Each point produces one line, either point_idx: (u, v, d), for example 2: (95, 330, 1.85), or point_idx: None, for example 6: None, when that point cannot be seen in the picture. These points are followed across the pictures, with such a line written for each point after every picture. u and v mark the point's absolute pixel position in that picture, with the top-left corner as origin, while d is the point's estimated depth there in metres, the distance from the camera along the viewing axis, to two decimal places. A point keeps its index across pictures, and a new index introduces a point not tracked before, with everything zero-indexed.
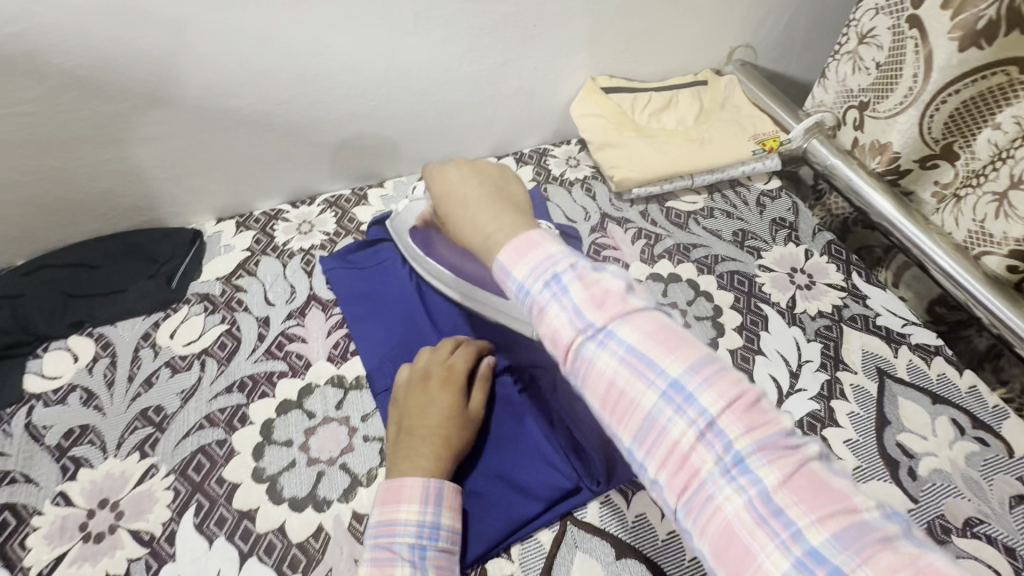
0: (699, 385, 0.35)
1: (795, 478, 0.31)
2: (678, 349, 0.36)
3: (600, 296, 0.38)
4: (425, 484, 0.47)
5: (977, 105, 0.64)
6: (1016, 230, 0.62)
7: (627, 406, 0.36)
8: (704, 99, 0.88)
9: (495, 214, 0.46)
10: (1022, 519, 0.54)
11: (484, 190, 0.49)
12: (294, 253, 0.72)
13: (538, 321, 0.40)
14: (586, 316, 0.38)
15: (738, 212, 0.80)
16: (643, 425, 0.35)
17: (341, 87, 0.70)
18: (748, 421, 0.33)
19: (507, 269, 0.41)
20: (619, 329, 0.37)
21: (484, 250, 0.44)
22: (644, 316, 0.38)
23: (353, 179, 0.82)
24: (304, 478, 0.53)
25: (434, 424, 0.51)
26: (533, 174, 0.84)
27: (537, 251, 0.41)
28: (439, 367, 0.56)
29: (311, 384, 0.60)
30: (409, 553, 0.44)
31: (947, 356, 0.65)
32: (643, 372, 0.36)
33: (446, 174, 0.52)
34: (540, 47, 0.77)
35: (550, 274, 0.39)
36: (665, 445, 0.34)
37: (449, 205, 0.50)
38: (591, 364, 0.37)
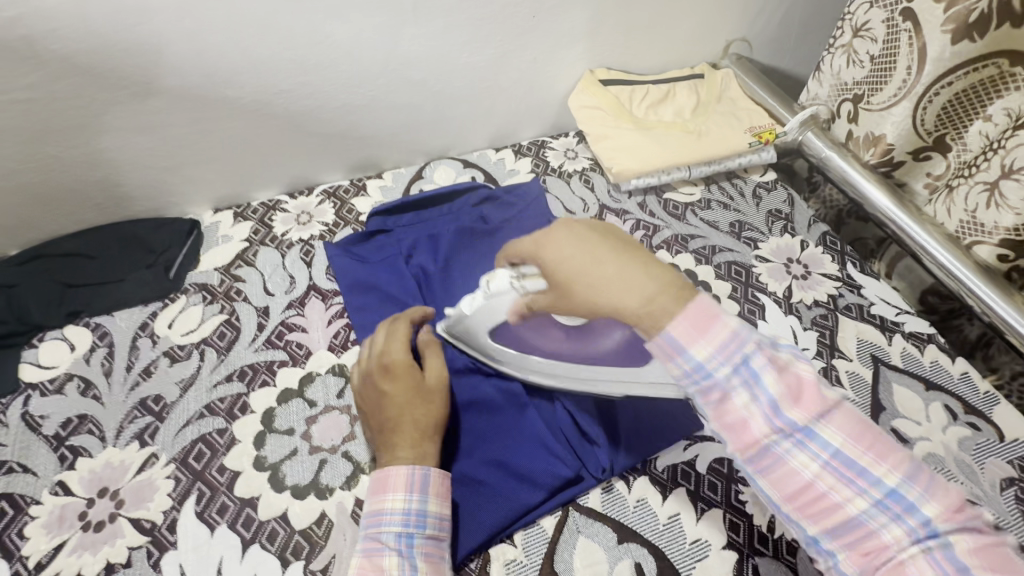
0: (919, 494, 0.34)
1: (992, 558, 0.32)
2: (887, 454, 0.36)
3: (797, 390, 0.37)
4: (408, 473, 0.47)
5: (969, 97, 0.65)
6: (1007, 219, 0.63)
7: (825, 504, 0.35)
8: (701, 92, 0.88)
9: (653, 287, 0.40)
10: (1013, 501, 0.55)
11: (614, 248, 0.43)
12: (293, 244, 0.72)
13: (718, 408, 0.39)
14: (785, 412, 0.37)
15: (735, 203, 0.81)
16: (846, 527, 0.35)
17: (341, 77, 0.70)
18: (965, 522, 0.33)
19: (684, 346, 0.39)
20: (821, 430, 0.36)
21: (649, 321, 0.40)
22: (844, 412, 0.37)
23: (351, 170, 0.81)
24: (306, 466, 0.53)
25: (401, 414, 0.50)
26: (532, 166, 0.85)
27: (720, 330, 0.39)
28: (377, 362, 0.53)
29: (311, 373, 0.60)
30: (396, 542, 0.44)
31: (940, 343, 0.66)
32: (850, 477, 0.35)
33: (558, 237, 0.44)
34: (539, 38, 0.77)
35: (739, 358, 0.38)
36: (868, 544, 0.34)
37: (576, 260, 0.43)
38: (784, 462, 0.36)
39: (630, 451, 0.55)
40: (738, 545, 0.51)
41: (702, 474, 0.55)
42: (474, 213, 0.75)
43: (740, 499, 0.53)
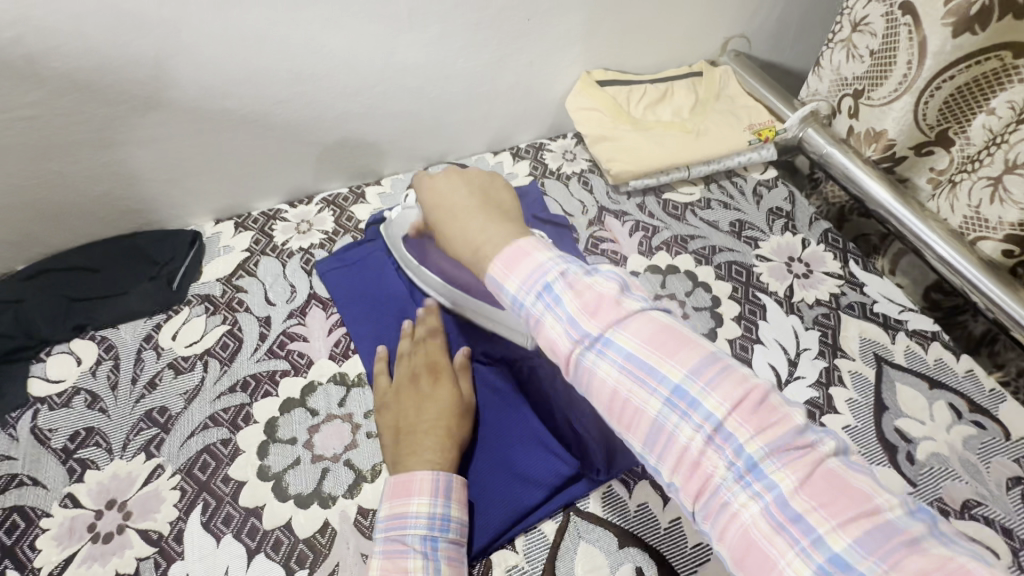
0: (702, 389, 0.37)
1: (813, 480, 0.33)
2: (676, 353, 0.38)
3: (594, 305, 0.41)
4: (434, 477, 0.48)
5: (972, 90, 0.64)
6: (1012, 215, 0.62)
7: (632, 410, 0.38)
8: (699, 90, 0.88)
9: (483, 226, 0.49)
10: (1020, 500, 0.55)
11: (472, 198, 0.54)
12: (293, 253, 0.72)
13: (538, 333, 0.44)
14: (582, 326, 0.41)
15: (735, 202, 0.80)
16: (650, 428, 0.38)
17: (338, 86, 0.70)
18: (755, 422, 0.35)
19: (500, 282, 0.45)
20: (615, 337, 0.40)
21: (474, 264, 0.49)
22: (642, 318, 0.40)
23: (350, 177, 0.82)
24: (309, 475, 0.54)
25: (436, 419, 0.53)
26: (530, 169, 0.84)
27: (528, 262, 0.44)
28: (424, 365, 0.57)
29: (313, 382, 0.60)
30: (422, 545, 0.44)
31: (944, 341, 0.65)
32: (643, 379, 0.38)
33: (435, 185, 0.57)
34: (535, 41, 0.77)
35: (541, 284, 0.43)
36: (675, 450, 0.36)
37: (442, 214, 0.54)
38: (592, 374, 0.40)
39: (630, 452, 0.55)
40: None
41: None
42: None
43: None
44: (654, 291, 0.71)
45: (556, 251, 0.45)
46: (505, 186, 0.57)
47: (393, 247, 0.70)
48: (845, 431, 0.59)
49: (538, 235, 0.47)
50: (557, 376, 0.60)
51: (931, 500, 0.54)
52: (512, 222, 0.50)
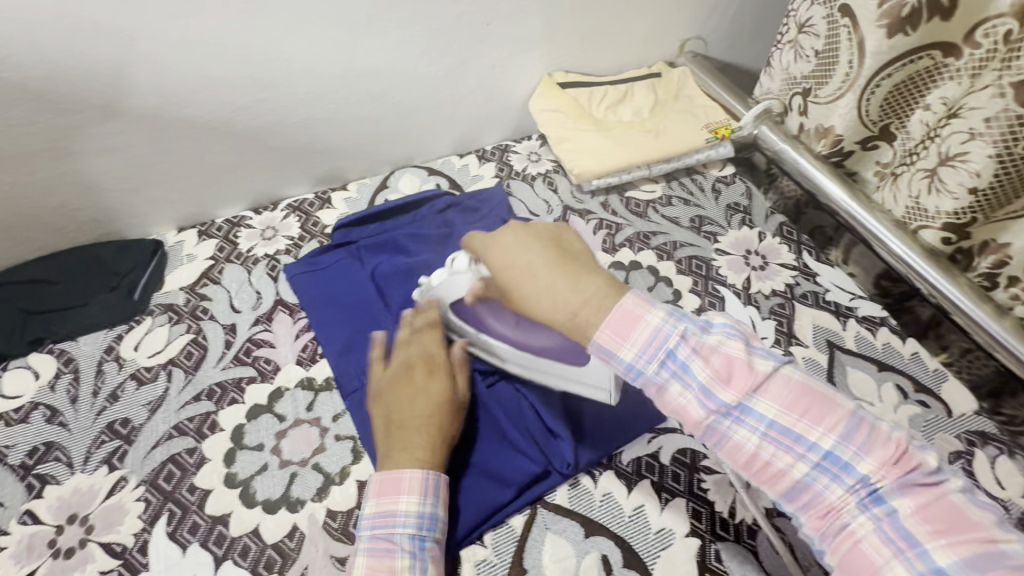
0: (848, 450, 0.38)
1: (931, 509, 0.36)
2: (819, 417, 0.39)
3: (727, 374, 0.41)
4: (423, 476, 0.49)
5: (908, 87, 0.68)
6: (947, 205, 0.65)
7: (774, 473, 0.39)
8: (658, 91, 0.90)
9: (571, 288, 0.46)
10: (960, 473, 0.58)
11: (545, 252, 0.50)
12: (258, 259, 0.72)
13: (659, 397, 0.43)
14: (717, 396, 0.41)
15: (695, 199, 0.83)
16: (793, 487, 0.39)
17: (300, 91, 0.71)
18: (886, 465, 0.37)
19: (611, 350, 0.43)
20: (755, 405, 0.40)
21: (572, 330, 0.46)
22: (779, 381, 0.40)
23: (315, 183, 0.82)
24: (277, 480, 0.54)
25: (427, 414, 0.53)
26: (496, 170, 0.85)
27: (642, 327, 0.43)
28: (421, 356, 0.57)
29: (280, 388, 0.60)
30: (410, 544, 0.46)
31: (891, 326, 0.69)
32: (786, 444, 0.39)
33: (499, 245, 0.52)
34: (496, 45, 0.78)
35: (663, 353, 0.42)
36: (819, 504, 0.38)
37: (513, 271, 0.50)
38: (729, 439, 0.41)
39: (596, 446, 0.56)
40: (701, 532, 0.53)
41: (665, 465, 0.56)
42: (438, 220, 0.77)
43: (702, 488, 0.55)
44: None
45: (667, 309, 0.44)
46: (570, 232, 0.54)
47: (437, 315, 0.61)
48: None
49: (636, 289, 0.45)
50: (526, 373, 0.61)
51: None
52: (600, 276, 0.47)
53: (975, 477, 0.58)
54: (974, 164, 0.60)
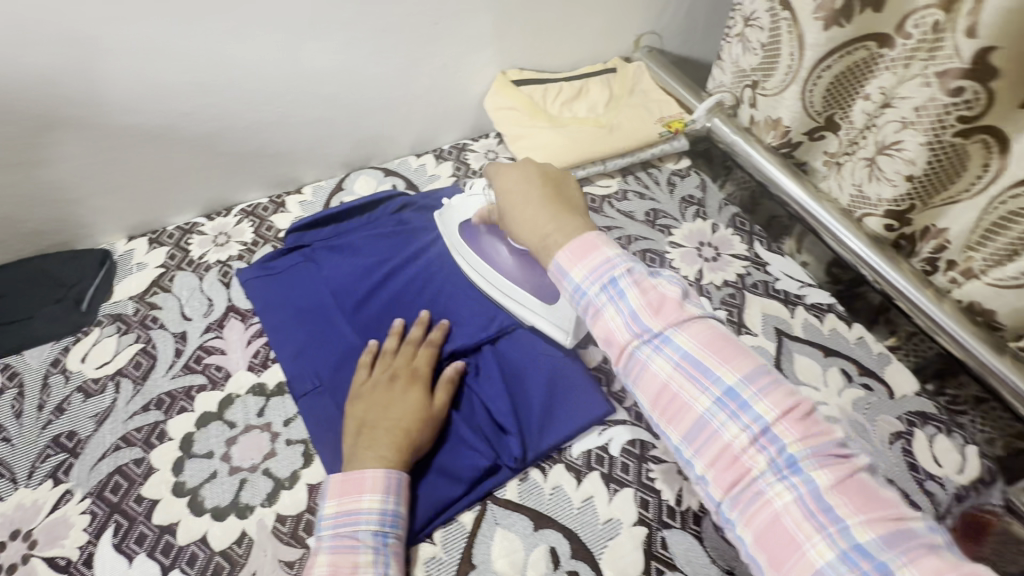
0: (754, 393, 0.41)
1: (845, 482, 0.37)
2: (732, 359, 0.43)
3: (659, 305, 0.46)
4: (388, 475, 0.49)
5: (847, 78, 0.69)
6: (887, 192, 0.66)
7: (680, 406, 0.43)
8: (614, 86, 0.91)
9: (551, 217, 0.54)
10: (900, 452, 0.60)
11: (543, 190, 0.57)
12: (210, 266, 0.71)
13: (595, 323, 0.48)
14: (644, 322, 0.45)
15: (650, 192, 0.84)
16: (695, 422, 0.42)
17: (246, 95, 0.70)
18: (801, 430, 0.39)
19: (565, 269, 0.49)
20: (674, 336, 0.44)
21: (541, 251, 0.53)
22: (701, 325, 0.45)
23: (269, 187, 0.81)
24: (226, 487, 0.54)
25: (396, 419, 0.53)
26: (453, 169, 0.85)
27: (595, 254, 0.48)
28: (404, 367, 0.58)
29: (230, 395, 0.60)
30: (373, 540, 0.47)
31: (838, 312, 0.71)
32: (695, 377, 0.43)
33: (508, 174, 0.60)
34: (446, 44, 0.78)
35: (608, 278, 0.47)
36: (718, 445, 0.41)
37: (512, 201, 0.58)
38: (646, 367, 0.45)
39: (545, 439, 0.57)
40: (648, 520, 0.54)
41: (614, 456, 0.57)
42: (394, 220, 0.76)
43: (649, 477, 0.56)
44: None
45: (623, 250, 0.49)
46: (574, 179, 0.61)
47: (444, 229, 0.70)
48: None
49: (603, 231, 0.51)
50: (479, 370, 0.62)
51: None
52: (581, 216, 0.54)
53: (914, 456, 0.60)
54: (908, 152, 0.61)
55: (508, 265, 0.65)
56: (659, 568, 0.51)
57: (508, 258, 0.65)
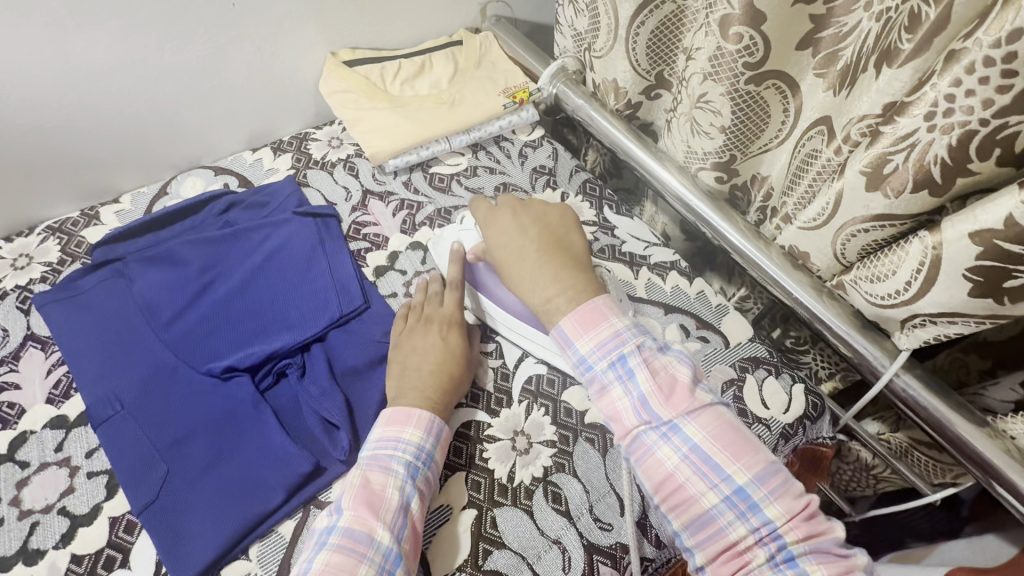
0: (765, 496, 0.44)
1: None
2: (744, 457, 0.45)
3: (668, 390, 0.48)
4: (432, 419, 0.52)
5: (662, 32, 0.68)
6: (710, 146, 0.66)
7: (685, 498, 0.45)
8: (459, 59, 0.87)
9: (553, 279, 0.54)
10: (731, 398, 0.61)
11: (539, 243, 0.56)
12: (7, 293, 0.64)
13: (600, 397, 0.50)
14: (654, 411, 0.47)
15: (501, 166, 0.82)
16: (701, 517, 0.45)
17: (12, 101, 0.63)
18: (807, 531, 0.43)
19: (571, 339, 0.51)
20: (685, 426, 0.46)
21: (542, 314, 0.54)
22: (712, 414, 0.47)
23: (82, 199, 0.76)
24: (14, 533, 0.49)
25: (443, 361, 0.56)
26: (293, 162, 0.80)
27: (603, 327, 0.51)
28: (439, 313, 0.60)
29: (24, 433, 0.55)
30: (403, 470, 0.49)
31: (680, 269, 0.72)
32: (704, 473, 0.45)
33: (500, 225, 0.58)
34: (255, 26, 0.72)
35: (616, 356, 0.49)
36: (719, 541, 0.44)
37: (506, 258, 0.57)
38: (652, 452, 0.47)
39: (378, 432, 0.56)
40: (478, 502, 0.53)
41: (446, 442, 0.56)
42: (220, 222, 0.71)
43: (483, 457, 0.56)
44: (413, 269, 0.70)
45: (631, 323, 0.52)
46: (568, 219, 0.60)
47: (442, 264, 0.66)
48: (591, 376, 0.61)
49: (607, 297, 0.53)
50: (304, 372, 0.59)
51: None
52: (581, 268, 0.55)
53: (744, 402, 0.61)
54: (714, 103, 0.61)
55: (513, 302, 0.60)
56: (486, 548, 0.51)
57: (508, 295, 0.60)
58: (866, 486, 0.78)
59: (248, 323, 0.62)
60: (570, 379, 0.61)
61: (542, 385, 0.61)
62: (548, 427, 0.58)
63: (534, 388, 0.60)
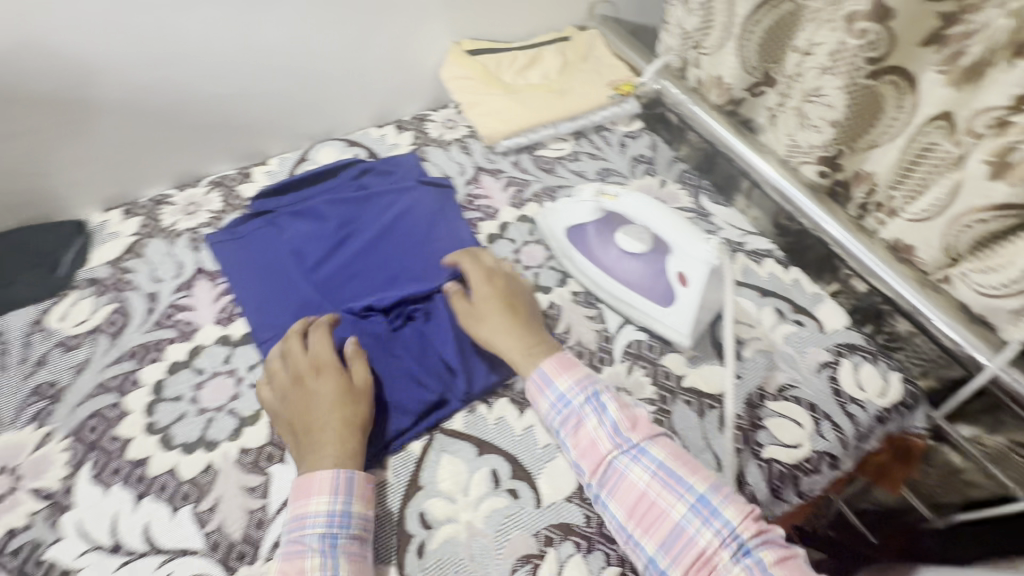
0: (722, 501, 0.47)
1: (788, 562, 0.44)
2: (699, 470, 0.50)
3: (634, 420, 0.53)
4: (333, 474, 0.50)
5: (776, 30, 0.72)
6: (816, 139, 0.69)
7: (655, 515, 0.48)
8: (568, 54, 0.94)
9: (541, 335, 0.61)
10: (827, 381, 0.64)
11: (528, 305, 0.64)
12: (180, 232, 0.75)
13: (574, 430, 0.54)
14: (624, 435, 0.52)
15: (603, 153, 0.87)
16: (671, 531, 0.47)
17: (201, 69, 0.75)
18: (759, 528, 0.46)
19: (553, 376, 0.56)
20: (650, 448, 0.51)
21: (526, 359, 0.59)
22: (665, 440, 0.53)
23: (238, 160, 0.87)
24: (194, 425, 0.59)
25: (333, 408, 0.54)
26: (413, 139, 0.89)
27: (578, 368, 0.57)
28: (303, 364, 0.57)
29: (199, 346, 0.65)
30: (319, 543, 0.47)
31: (776, 257, 0.75)
32: (670, 486, 0.49)
33: (496, 280, 0.64)
34: (396, 15, 0.81)
35: (591, 389, 0.55)
36: (692, 552, 0.46)
37: (492, 310, 0.61)
38: (625, 476, 0.50)
39: (493, 376, 0.62)
40: None
41: None
42: (353, 185, 0.80)
43: None
44: (521, 239, 0.76)
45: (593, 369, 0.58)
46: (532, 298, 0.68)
47: (551, 235, 0.72)
48: (690, 363, 0.64)
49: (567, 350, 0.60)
50: (429, 315, 0.66)
51: (751, 390, 0.63)
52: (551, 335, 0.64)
53: (839, 383, 0.64)
54: (829, 96, 0.65)
55: (623, 269, 0.66)
56: None
57: (623, 262, 0.66)
58: (953, 492, 0.76)
59: (379, 274, 0.70)
60: (668, 346, 0.66)
61: (643, 349, 0.66)
62: (648, 387, 0.62)
63: (635, 351, 0.65)
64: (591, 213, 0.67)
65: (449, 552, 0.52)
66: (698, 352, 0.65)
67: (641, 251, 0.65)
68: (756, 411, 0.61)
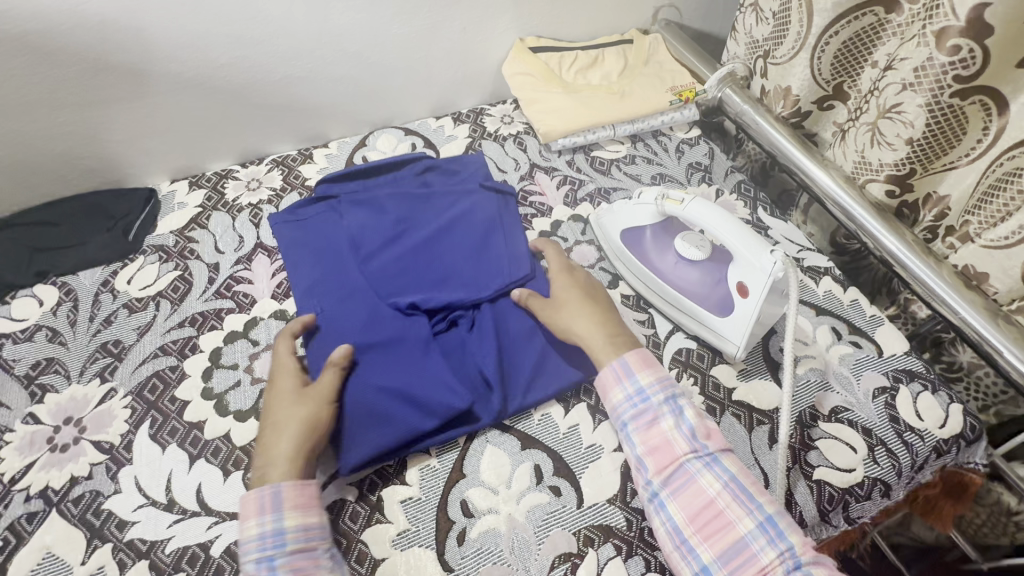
0: (789, 525, 0.48)
1: None
2: (766, 493, 0.51)
3: (710, 431, 0.54)
4: (259, 494, 0.48)
5: (856, 44, 0.69)
6: (889, 157, 0.67)
7: (723, 524, 0.49)
8: (630, 56, 0.93)
9: (617, 327, 0.62)
10: (882, 407, 0.62)
11: (605, 302, 0.65)
12: (242, 208, 0.78)
13: (649, 426, 0.54)
14: (700, 441, 0.53)
15: (658, 158, 0.86)
16: (735, 542, 0.48)
17: (277, 50, 0.76)
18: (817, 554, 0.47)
19: (635, 371, 0.57)
20: (723, 459, 0.52)
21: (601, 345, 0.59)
22: (734, 457, 0.53)
23: (299, 140, 0.89)
24: (248, 394, 0.60)
25: (288, 412, 0.54)
26: (469, 131, 0.89)
27: (659, 369, 0.58)
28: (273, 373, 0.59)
29: (255, 318, 0.67)
30: (258, 570, 0.46)
31: (834, 276, 0.73)
32: (741, 499, 0.50)
33: (574, 275, 0.66)
34: (466, 9, 0.82)
35: (670, 393, 0.56)
36: (753, 567, 0.47)
37: (569, 297, 0.63)
38: (695, 480, 0.51)
39: (531, 397, 0.61)
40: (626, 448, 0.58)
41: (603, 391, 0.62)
42: (417, 181, 0.80)
43: None
44: (574, 238, 0.76)
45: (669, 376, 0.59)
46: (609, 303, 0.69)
47: (604, 236, 0.72)
48: (740, 376, 0.63)
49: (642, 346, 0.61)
50: (473, 325, 0.65)
51: (803, 409, 0.61)
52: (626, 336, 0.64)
53: (896, 410, 0.61)
54: (907, 114, 0.62)
55: (678, 275, 0.65)
56: (634, 488, 0.56)
57: (676, 268, 0.65)
58: (1001, 533, 0.72)
59: (430, 273, 0.69)
60: (718, 358, 0.65)
61: (692, 357, 0.65)
62: (696, 396, 0.61)
63: (684, 359, 0.65)
64: (651, 216, 0.67)
65: (490, 542, 0.53)
66: (750, 366, 0.64)
67: (699, 259, 0.64)
68: (807, 431, 0.60)
